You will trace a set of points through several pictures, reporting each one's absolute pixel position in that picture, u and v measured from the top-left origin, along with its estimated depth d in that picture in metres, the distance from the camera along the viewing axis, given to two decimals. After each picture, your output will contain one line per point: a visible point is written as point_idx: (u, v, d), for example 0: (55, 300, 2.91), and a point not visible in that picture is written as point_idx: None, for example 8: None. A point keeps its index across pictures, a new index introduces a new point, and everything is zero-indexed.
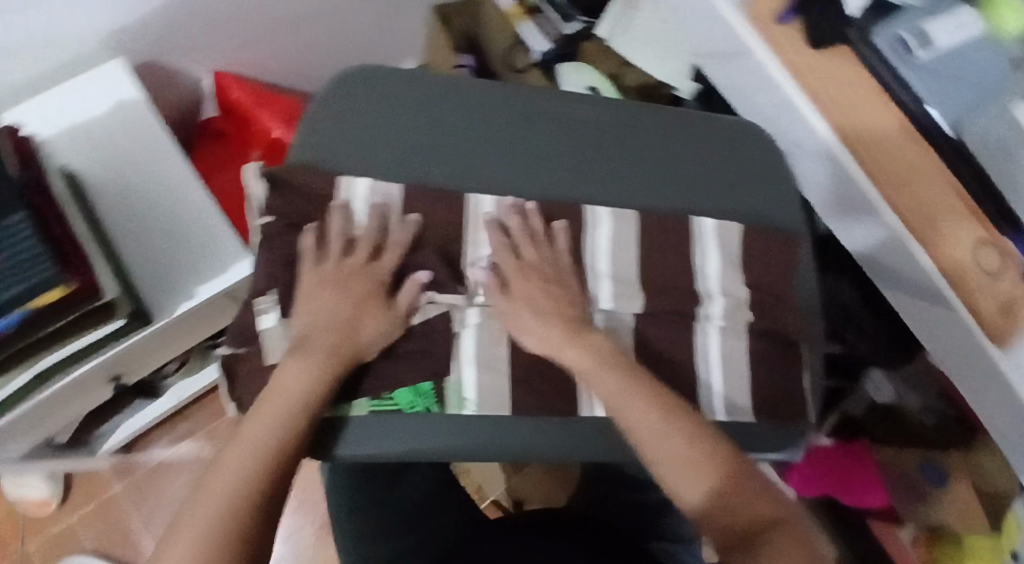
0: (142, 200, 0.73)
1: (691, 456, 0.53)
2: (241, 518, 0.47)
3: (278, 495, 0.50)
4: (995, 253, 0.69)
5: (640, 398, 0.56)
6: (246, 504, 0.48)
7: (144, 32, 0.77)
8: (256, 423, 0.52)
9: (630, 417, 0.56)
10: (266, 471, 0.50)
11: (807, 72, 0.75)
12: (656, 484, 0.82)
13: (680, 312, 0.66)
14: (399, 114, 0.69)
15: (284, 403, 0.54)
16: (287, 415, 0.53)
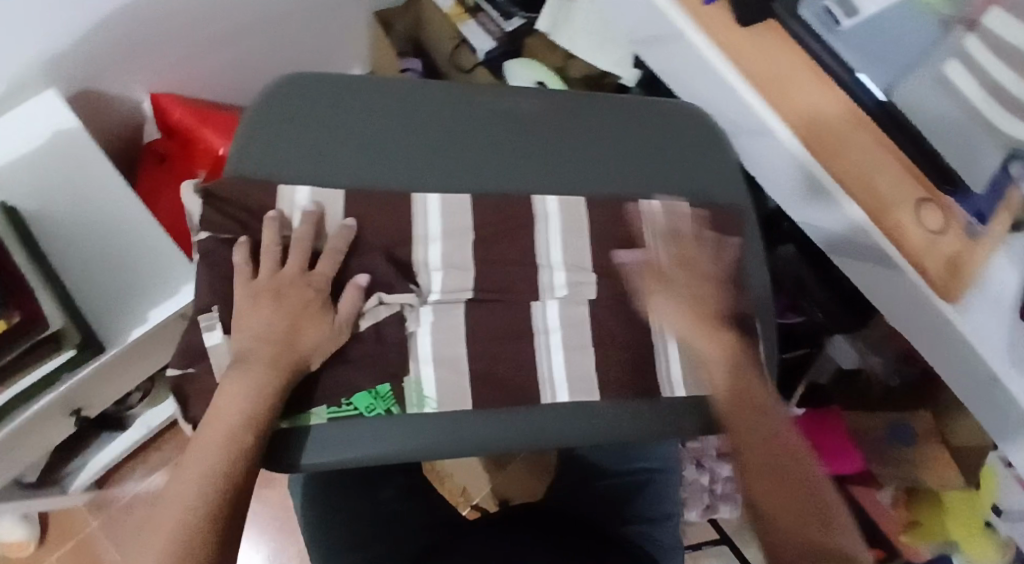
0: (86, 229, 0.70)
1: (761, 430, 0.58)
2: (193, 539, 0.47)
3: (227, 515, 0.50)
4: (938, 212, 0.73)
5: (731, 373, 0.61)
6: (199, 523, 0.48)
7: (79, 58, 0.74)
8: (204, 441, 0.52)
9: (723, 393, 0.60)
10: (219, 490, 0.50)
11: (736, 45, 0.75)
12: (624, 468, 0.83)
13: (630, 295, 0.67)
14: (330, 117, 0.67)
15: (229, 421, 0.53)
16: (232, 431, 0.52)
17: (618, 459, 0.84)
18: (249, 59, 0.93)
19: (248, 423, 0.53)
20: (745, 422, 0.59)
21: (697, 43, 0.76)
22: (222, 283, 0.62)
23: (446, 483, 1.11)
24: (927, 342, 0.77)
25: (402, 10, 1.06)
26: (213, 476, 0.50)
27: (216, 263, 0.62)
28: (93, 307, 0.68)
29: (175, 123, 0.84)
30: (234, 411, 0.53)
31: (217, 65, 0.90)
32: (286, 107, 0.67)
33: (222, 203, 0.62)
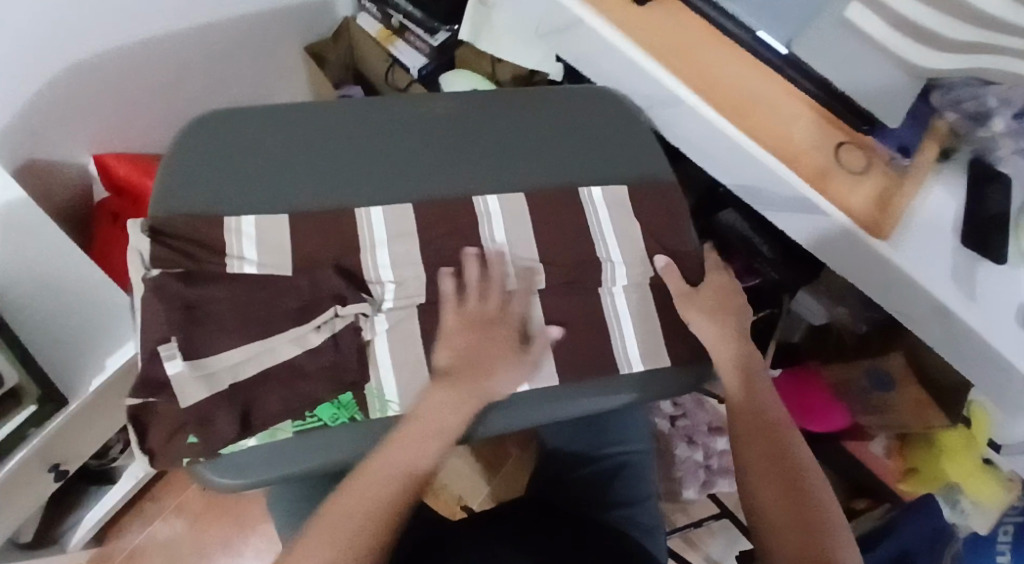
0: (32, 290, 0.69)
1: (771, 447, 0.60)
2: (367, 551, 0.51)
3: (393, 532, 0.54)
4: (860, 153, 0.74)
5: (748, 389, 0.64)
6: (372, 539, 0.52)
7: (15, 133, 0.75)
8: (389, 458, 0.55)
9: (739, 403, 0.63)
10: (393, 508, 0.54)
11: (635, 25, 0.77)
12: (599, 453, 0.78)
13: (578, 276, 0.67)
14: (253, 147, 0.68)
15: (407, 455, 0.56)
16: (417, 458, 0.56)
17: (589, 443, 0.79)
18: (185, 106, 0.95)
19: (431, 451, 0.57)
20: (754, 423, 0.62)
21: (604, 31, 0.77)
22: (177, 311, 0.59)
23: (440, 496, 1.11)
24: (882, 285, 0.76)
25: (333, 42, 1.10)
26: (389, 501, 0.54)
27: (165, 294, 0.58)
28: (49, 363, 0.68)
29: (120, 180, 0.87)
30: (417, 445, 0.57)
31: (155, 119, 0.92)
32: (204, 148, 0.67)
33: (171, 238, 0.61)
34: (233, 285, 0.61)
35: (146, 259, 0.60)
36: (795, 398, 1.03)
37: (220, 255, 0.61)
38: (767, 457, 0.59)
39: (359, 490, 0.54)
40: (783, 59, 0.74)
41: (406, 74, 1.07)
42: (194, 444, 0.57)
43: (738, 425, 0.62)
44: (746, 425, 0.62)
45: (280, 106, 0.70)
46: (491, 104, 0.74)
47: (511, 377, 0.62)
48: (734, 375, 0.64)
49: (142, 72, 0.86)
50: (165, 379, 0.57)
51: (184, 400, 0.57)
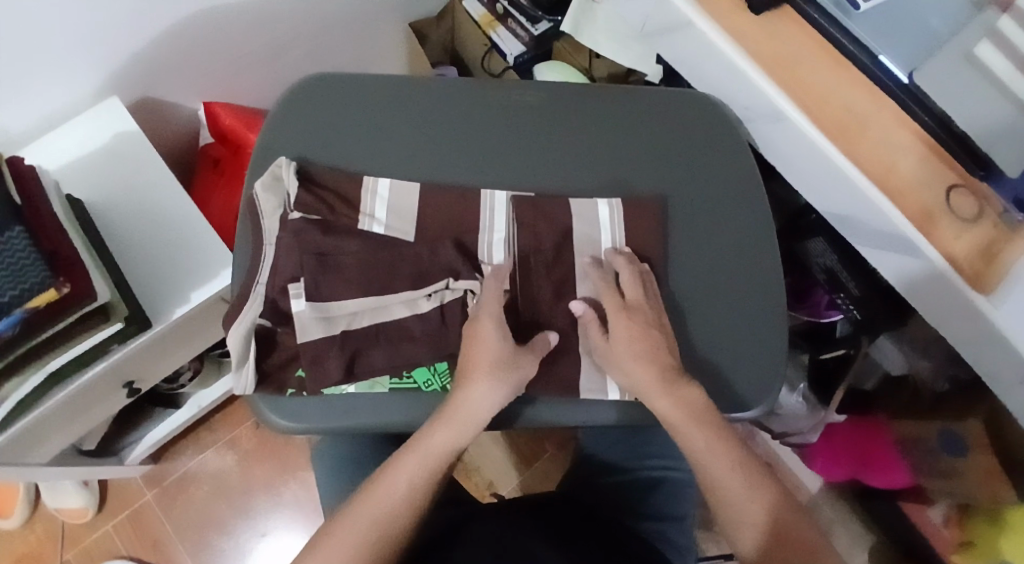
0: (138, 216, 0.74)
1: (757, 519, 0.55)
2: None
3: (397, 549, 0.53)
4: (970, 199, 0.67)
5: (728, 458, 0.56)
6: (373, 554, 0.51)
7: (141, 64, 0.80)
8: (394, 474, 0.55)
9: (714, 470, 0.56)
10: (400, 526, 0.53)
11: (749, 34, 0.74)
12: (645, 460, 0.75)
13: (684, 292, 0.66)
14: (358, 107, 0.70)
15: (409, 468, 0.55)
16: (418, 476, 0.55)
17: (627, 454, 0.78)
18: (292, 65, 0.99)
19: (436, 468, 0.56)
20: (731, 490, 0.56)
21: (708, 33, 0.75)
22: (309, 256, 0.60)
23: (473, 477, 1.12)
24: (980, 344, 0.68)
25: (435, 22, 1.14)
26: (391, 515, 0.53)
27: (303, 240, 0.61)
28: (140, 287, 0.71)
29: (224, 129, 0.90)
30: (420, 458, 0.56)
31: (258, 78, 0.96)
32: (320, 108, 0.70)
33: (316, 187, 0.65)
34: (365, 241, 0.62)
35: (291, 200, 0.62)
36: (859, 449, 1.05)
37: (353, 210, 0.64)
38: (751, 529, 0.55)
39: (362, 510, 0.53)
40: (902, 88, 0.70)
41: (505, 62, 1.07)
42: (301, 378, 0.60)
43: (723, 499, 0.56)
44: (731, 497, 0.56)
45: (392, 76, 0.72)
46: (598, 94, 0.73)
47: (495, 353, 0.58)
48: (711, 449, 0.56)
49: (259, 30, 0.89)
50: (290, 313, 0.60)
51: (302, 337, 0.59)
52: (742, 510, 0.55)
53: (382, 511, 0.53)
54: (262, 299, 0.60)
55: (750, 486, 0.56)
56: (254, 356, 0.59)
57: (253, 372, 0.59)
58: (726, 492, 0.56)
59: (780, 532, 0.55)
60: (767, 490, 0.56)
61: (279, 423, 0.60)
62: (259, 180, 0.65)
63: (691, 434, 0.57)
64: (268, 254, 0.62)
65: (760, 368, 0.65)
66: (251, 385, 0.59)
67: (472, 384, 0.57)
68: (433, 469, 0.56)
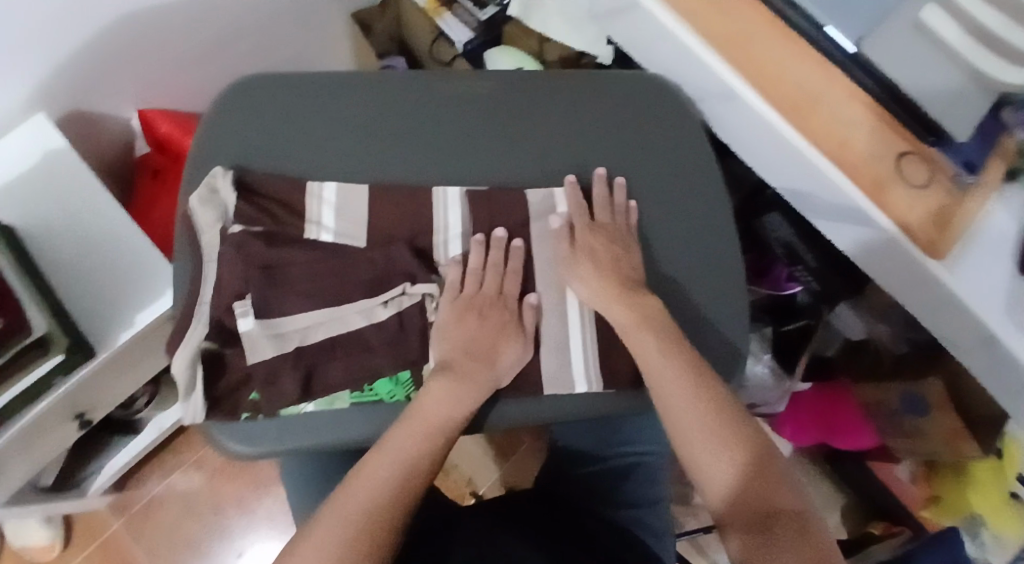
0: (71, 242, 0.70)
1: (724, 440, 0.53)
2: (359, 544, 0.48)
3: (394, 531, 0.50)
4: (922, 165, 0.67)
5: (682, 390, 0.56)
6: (364, 527, 0.49)
7: (66, 77, 0.76)
8: (380, 457, 0.53)
9: (674, 407, 0.55)
10: (390, 499, 0.51)
11: (698, 10, 0.73)
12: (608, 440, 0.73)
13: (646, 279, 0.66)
14: (299, 110, 0.67)
15: (393, 458, 0.53)
16: (410, 456, 0.53)
17: (601, 443, 0.76)
18: (231, 65, 0.95)
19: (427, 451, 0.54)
20: (690, 415, 0.55)
21: (660, 16, 0.73)
22: (254, 270, 0.58)
23: (452, 475, 1.11)
24: (935, 308, 0.70)
25: (380, 11, 1.08)
26: (382, 493, 0.51)
27: (246, 252, 0.58)
28: (81, 315, 0.68)
29: (161, 137, 0.87)
30: (404, 443, 0.54)
31: (196, 81, 0.92)
32: (259, 114, 0.67)
33: (257, 196, 0.62)
34: (313, 250, 0.60)
35: (230, 214, 0.60)
36: (825, 415, 1.05)
37: (299, 219, 0.62)
38: (720, 450, 0.53)
39: (351, 492, 0.50)
40: (849, 59, 0.69)
41: (452, 49, 1.04)
42: (256, 401, 0.58)
43: (687, 432, 0.54)
44: (694, 428, 0.54)
45: (332, 76, 0.69)
46: (546, 82, 0.71)
47: (464, 350, 0.59)
48: (664, 383, 0.56)
49: (192, 30, 0.85)
50: (238, 332, 0.58)
51: (252, 356, 0.57)
52: (710, 471, 0.52)
53: (370, 488, 0.51)
54: (208, 318, 0.58)
55: (708, 412, 0.54)
56: (201, 384, 0.57)
57: (202, 399, 0.57)
58: (691, 425, 0.54)
59: (753, 450, 0.53)
60: (730, 413, 0.54)
61: (241, 447, 0.58)
62: (195, 192, 0.62)
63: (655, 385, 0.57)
64: (210, 271, 0.60)
65: (726, 350, 0.65)
66: (199, 413, 0.57)
67: (453, 384, 0.57)
68: (425, 449, 0.54)
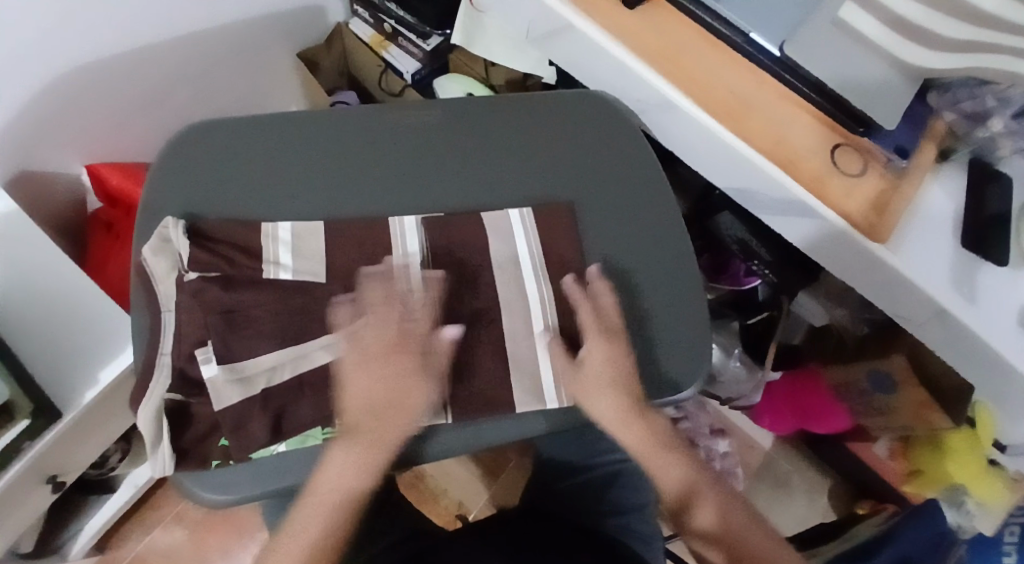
0: (26, 306, 0.69)
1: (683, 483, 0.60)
2: None
3: None
4: (854, 155, 0.71)
5: (647, 432, 0.60)
6: None
7: (11, 142, 0.76)
8: (296, 526, 0.55)
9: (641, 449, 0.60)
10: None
11: (623, 26, 0.74)
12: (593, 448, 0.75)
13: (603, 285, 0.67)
14: (247, 156, 0.68)
15: (338, 488, 0.55)
16: (321, 519, 0.55)
17: (581, 453, 0.77)
18: (177, 113, 0.95)
19: (337, 506, 0.55)
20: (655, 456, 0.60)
21: (590, 34, 0.74)
22: (215, 315, 0.59)
23: (442, 500, 1.11)
24: (886, 290, 0.72)
25: (326, 48, 1.09)
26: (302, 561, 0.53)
27: (206, 299, 0.59)
28: (45, 379, 0.68)
29: (111, 189, 0.86)
30: (345, 472, 0.56)
31: (143, 131, 0.92)
32: (205, 164, 0.67)
33: (211, 242, 0.62)
34: (273, 290, 0.60)
35: (183, 261, 0.60)
36: (796, 400, 1.07)
37: (257, 261, 0.62)
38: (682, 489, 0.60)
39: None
40: (776, 61, 0.71)
41: (400, 79, 1.06)
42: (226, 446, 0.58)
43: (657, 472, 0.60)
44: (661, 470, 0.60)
45: (275, 118, 0.69)
46: (487, 105, 0.72)
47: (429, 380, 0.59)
48: (630, 419, 0.60)
49: (134, 81, 0.85)
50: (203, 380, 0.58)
51: (218, 403, 0.57)
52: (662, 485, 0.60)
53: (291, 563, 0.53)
54: (169, 370, 0.59)
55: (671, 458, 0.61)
56: (167, 436, 0.57)
57: (169, 451, 0.57)
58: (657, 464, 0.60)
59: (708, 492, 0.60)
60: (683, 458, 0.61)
61: (205, 494, 0.58)
62: (148, 244, 0.63)
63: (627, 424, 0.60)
64: (169, 321, 0.60)
65: (687, 347, 0.66)
66: (169, 466, 0.57)
67: (360, 431, 0.56)
68: (334, 508, 0.55)
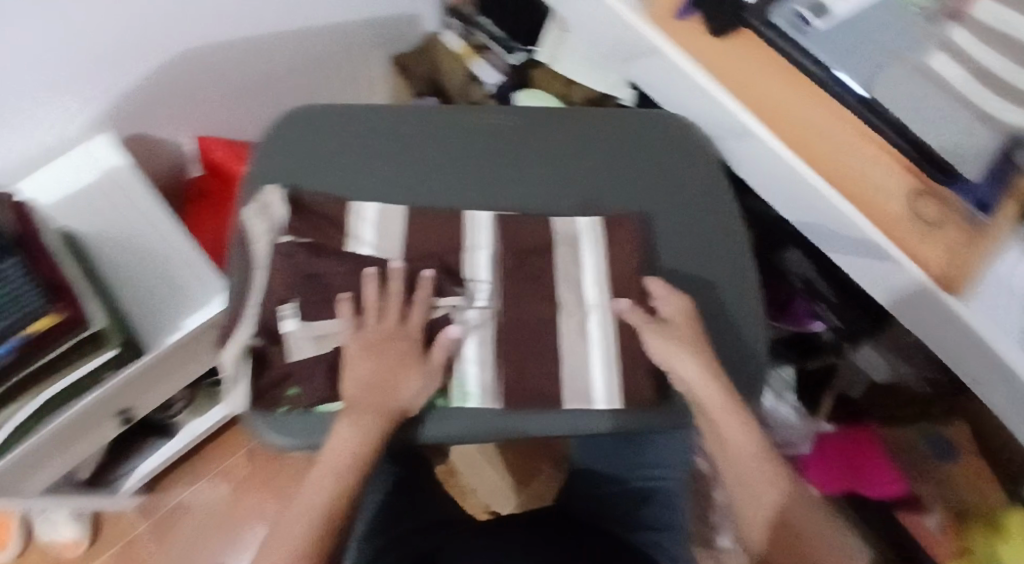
0: (127, 247, 0.76)
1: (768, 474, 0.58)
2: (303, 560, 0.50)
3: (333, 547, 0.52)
4: (933, 203, 0.68)
5: (736, 417, 0.60)
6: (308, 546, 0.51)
7: (132, 102, 0.83)
8: (315, 479, 0.54)
9: (728, 433, 0.59)
10: (330, 515, 0.52)
11: (709, 54, 0.76)
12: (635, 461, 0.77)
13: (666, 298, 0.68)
14: (345, 135, 0.72)
15: (345, 454, 0.55)
16: (339, 471, 0.54)
17: (621, 465, 0.78)
18: (277, 101, 1.02)
19: (354, 461, 0.55)
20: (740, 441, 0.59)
21: (674, 58, 0.77)
22: (300, 277, 0.62)
23: (469, 500, 1.13)
24: (956, 345, 0.70)
25: (417, 56, 1.13)
26: (318, 510, 0.52)
27: (292, 261, 0.63)
28: (133, 316, 0.73)
29: (214, 161, 0.93)
30: (347, 443, 0.56)
31: (245, 112, 0.99)
32: (303, 140, 0.72)
33: (305, 210, 0.67)
34: (351, 261, 0.64)
35: (280, 224, 0.65)
36: (849, 457, 0.97)
37: (341, 233, 0.66)
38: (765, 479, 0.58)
39: (290, 519, 0.52)
40: (858, 100, 0.70)
41: (482, 89, 1.08)
42: (295, 396, 0.61)
43: (739, 458, 0.59)
44: (744, 458, 0.59)
45: (370, 107, 0.74)
46: (574, 115, 0.75)
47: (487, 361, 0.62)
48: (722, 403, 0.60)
49: (247, 65, 0.92)
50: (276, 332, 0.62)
51: (293, 356, 0.61)
52: (746, 473, 0.58)
53: (308, 513, 0.52)
54: (255, 319, 0.63)
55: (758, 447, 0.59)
56: (252, 377, 0.62)
57: (248, 390, 0.62)
58: (742, 451, 0.59)
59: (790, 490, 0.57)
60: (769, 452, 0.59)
61: (269, 433, 0.62)
62: (248, 208, 0.68)
63: (718, 406, 0.60)
64: (259, 278, 0.65)
65: (738, 373, 0.67)
66: (246, 402, 0.62)
67: (376, 400, 0.58)
68: (350, 465, 0.55)
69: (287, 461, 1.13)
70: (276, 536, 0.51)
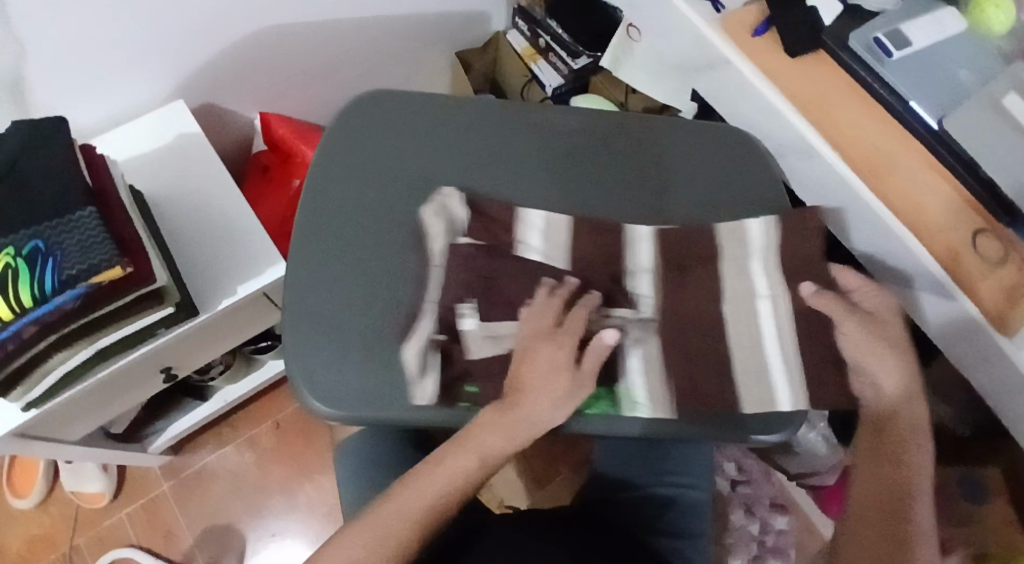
0: (193, 208, 0.77)
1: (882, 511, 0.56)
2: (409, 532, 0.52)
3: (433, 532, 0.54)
4: (995, 243, 0.67)
5: (889, 456, 0.57)
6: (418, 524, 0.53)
7: (205, 71, 0.85)
8: (449, 463, 0.55)
9: (872, 461, 0.57)
10: (449, 504, 0.54)
11: (778, 72, 0.76)
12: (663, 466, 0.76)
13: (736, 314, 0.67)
14: (418, 123, 0.73)
15: (486, 451, 0.56)
16: (475, 471, 0.55)
17: (643, 470, 0.77)
18: (340, 85, 1.03)
19: (489, 464, 0.56)
20: (884, 472, 0.57)
21: (745, 73, 0.77)
22: (477, 280, 0.63)
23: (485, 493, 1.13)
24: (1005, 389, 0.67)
25: (480, 52, 1.16)
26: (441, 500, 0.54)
27: (471, 264, 0.63)
28: (188, 276, 0.74)
29: (275, 138, 0.94)
30: (493, 441, 0.56)
31: (308, 94, 1.00)
32: (374, 121, 0.73)
33: (483, 216, 0.67)
34: (531, 267, 0.64)
35: (462, 229, 0.66)
36: None
37: (512, 237, 0.66)
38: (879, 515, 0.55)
39: (415, 491, 0.54)
40: (929, 132, 0.71)
41: (541, 92, 1.11)
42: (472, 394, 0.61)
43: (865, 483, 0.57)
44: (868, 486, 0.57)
45: (442, 97, 0.75)
46: (641, 121, 0.76)
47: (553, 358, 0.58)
48: (881, 435, 0.58)
49: (317, 48, 0.94)
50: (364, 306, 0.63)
51: (474, 355, 0.61)
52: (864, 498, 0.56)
53: (430, 495, 0.54)
54: (434, 315, 0.63)
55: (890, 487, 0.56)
56: (433, 370, 0.61)
57: (435, 384, 0.61)
58: (876, 481, 0.57)
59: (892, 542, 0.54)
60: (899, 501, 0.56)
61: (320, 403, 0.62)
62: (427, 207, 0.68)
63: (887, 436, 0.58)
64: (435, 275, 0.65)
65: None
66: (429, 396, 0.61)
67: (530, 407, 0.57)
68: (480, 466, 0.56)
69: (310, 437, 1.13)
70: (394, 499, 0.53)
